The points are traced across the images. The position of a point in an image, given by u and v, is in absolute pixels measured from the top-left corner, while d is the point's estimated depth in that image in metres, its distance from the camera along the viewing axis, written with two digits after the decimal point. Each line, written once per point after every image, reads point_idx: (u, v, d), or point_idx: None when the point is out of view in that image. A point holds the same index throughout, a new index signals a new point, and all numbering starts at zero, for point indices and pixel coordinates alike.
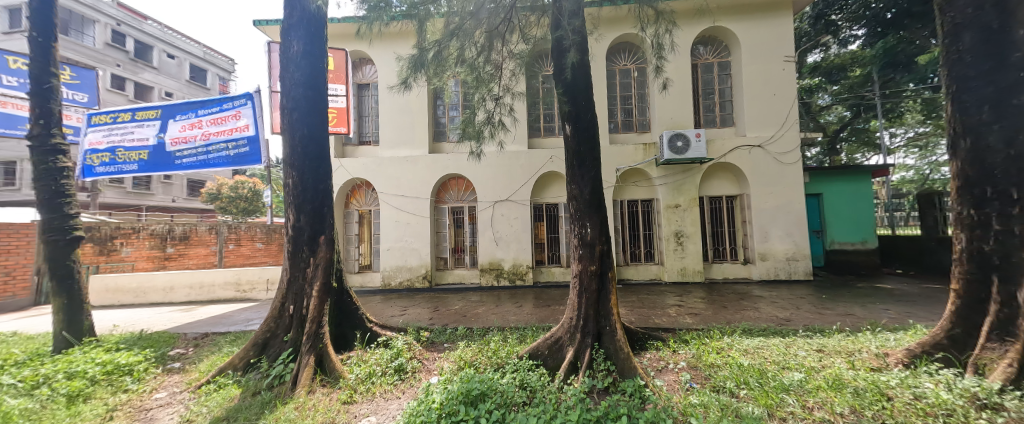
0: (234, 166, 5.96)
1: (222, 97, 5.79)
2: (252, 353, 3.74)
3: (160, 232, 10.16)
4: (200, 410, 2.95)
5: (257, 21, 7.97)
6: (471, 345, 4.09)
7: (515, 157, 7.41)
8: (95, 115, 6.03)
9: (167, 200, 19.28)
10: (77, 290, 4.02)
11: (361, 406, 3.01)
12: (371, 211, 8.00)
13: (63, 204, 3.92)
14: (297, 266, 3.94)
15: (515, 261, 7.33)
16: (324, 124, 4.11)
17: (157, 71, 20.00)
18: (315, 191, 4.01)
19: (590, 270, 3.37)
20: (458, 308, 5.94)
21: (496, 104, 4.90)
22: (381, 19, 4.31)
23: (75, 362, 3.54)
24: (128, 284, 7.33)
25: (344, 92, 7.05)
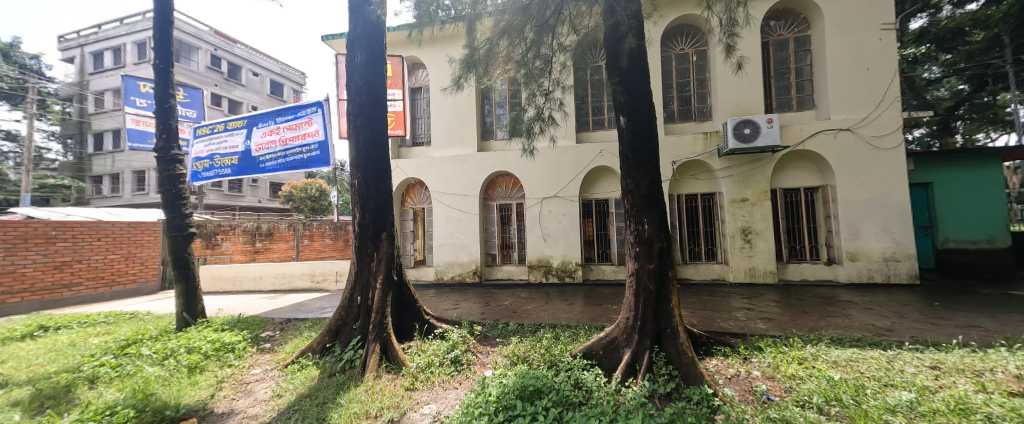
0: (307, 168, 6.57)
1: (297, 105, 6.46)
2: (326, 338, 4.11)
3: (251, 229, 11.59)
4: (288, 386, 3.32)
5: (325, 36, 8.75)
6: (523, 341, 4.13)
7: (564, 152, 7.29)
8: (200, 127, 7.14)
9: (254, 201, 21.90)
10: (192, 278, 4.73)
11: (422, 393, 3.18)
12: (425, 209, 8.39)
13: (181, 205, 4.61)
14: (363, 259, 4.25)
15: (564, 258, 7.23)
16: (383, 126, 4.37)
17: (246, 88, 22.81)
18: (377, 190, 4.29)
19: (648, 269, 3.21)
20: (508, 303, 6.02)
21: (546, 100, 4.93)
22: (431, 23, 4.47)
23: (192, 338, 4.18)
24: (228, 274, 8.48)
25: (400, 96, 7.50)
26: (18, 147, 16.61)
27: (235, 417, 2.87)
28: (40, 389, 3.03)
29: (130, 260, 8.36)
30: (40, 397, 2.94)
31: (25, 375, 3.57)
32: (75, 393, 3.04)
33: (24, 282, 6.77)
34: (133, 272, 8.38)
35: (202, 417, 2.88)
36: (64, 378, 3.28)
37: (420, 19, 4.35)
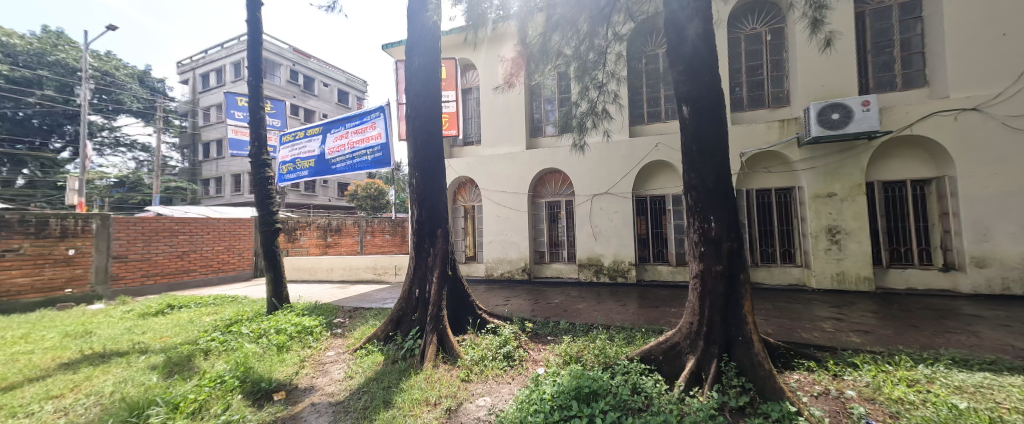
0: (370, 169, 7.02)
1: (362, 111, 6.95)
2: (389, 327, 4.38)
3: (323, 225, 12.76)
4: (358, 369, 3.60)
5: (385, 45, 9.31)
6: (575, 340, 4.06)
7: (616, 147, 6.95)
8: (284, 135, 8.01)
9: (326, 200, 24.05)
10: (279, 268, 5.31)
11: (476, 385, 3.26)
12: (475, 207, 8.58)
13: (270, 203, 5.19)
14: (421, 254, 4.47)
15: (616, 257, 6.93)
16: (439, 127, 4.53)
17: (318, 98, 25.12)
18: (433, 188, 4.47)
19: (715, 270, 2.97)
20: (559, 302, 5.94)
21: (600, 92, 5.00)
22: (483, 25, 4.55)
23: (279, 321, 4.70)
24: (305, 265, 9.43)
25: (454, 98, 7.77)
26: (150, 157, 20.01)
27: (315, 393, 3.19)
28: (169, 357, 3.62)
29: (232, 251, 9.69)
30: (170, 363, 3.52)
31: (159, 344, 4.30)
32: (194, 362, 3.59)
33: (156, 268, 8.20)
34: (234, 262, 9.72)
35: (289, 390, 3.24)
36: (186, 349, 3.89)
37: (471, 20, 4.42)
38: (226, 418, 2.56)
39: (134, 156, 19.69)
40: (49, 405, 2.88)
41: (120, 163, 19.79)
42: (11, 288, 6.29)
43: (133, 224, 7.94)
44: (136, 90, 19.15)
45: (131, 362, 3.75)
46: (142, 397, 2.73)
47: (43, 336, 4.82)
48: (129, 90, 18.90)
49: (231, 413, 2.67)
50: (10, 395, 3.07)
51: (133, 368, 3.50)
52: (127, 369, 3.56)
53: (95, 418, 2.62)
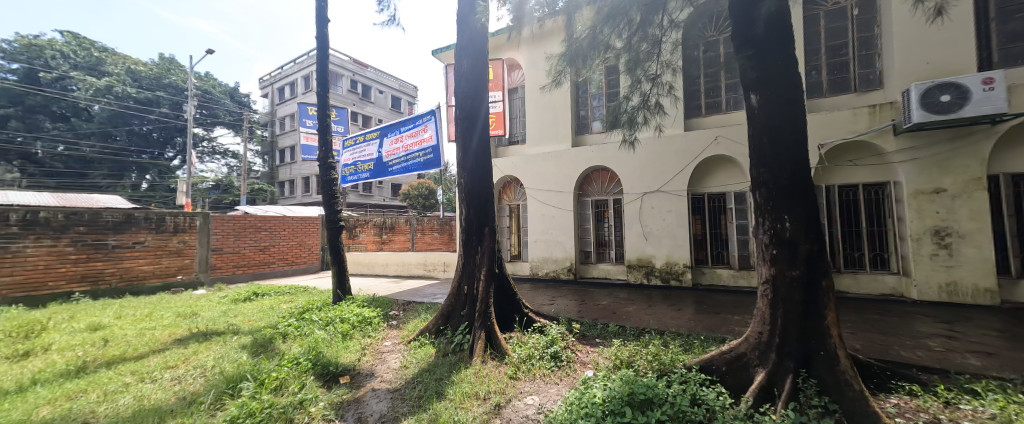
0: (422, 170, 7.28)
1: (415, 115, 7.23)
2: (439, 322, 4.52)
3: (379, 223, 13.56)
4: (412, 359, 3.76)
5: (435, 50, 9.63)
6: (626, 344, 3.88)
7: (669, 142, 6.52)
8: (347, 140, 8.62)
9: (381, 199, 25.54)
10: (343, 262, 5.70)
11: (524, 384, 3.24)
12: (520, 206, 8.58)
13: (335, 202, 5.60)
14: (469, 251, 4.54)
15: (668, 258, 6.51)
16: (486, 129, 4.57)
17: (374, 104, 26.71)
18: (481, 188, 4.52)
19: (791, 276, 2.66)
20: (606, 303, 5.73)
21: (654, 85, 4.90)
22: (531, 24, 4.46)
23: (344, 310, 5.06)
24: (364, 260, 10.11)
25: (500, 98, 7.84)
26: (239, 162, 22.73)
27: (375, 379, 3.38)
28: (255, 339, 4.07)
29: (303, 246, 11.09)
30: (257, 344, 3.95)
31: (248, 326, 4.85)
32: (275, 344, 3.99)
33: (244, 260, 9.56)
34: (305, 256, 11.12)
35: (353, 375, 3.47)
36: (268, 332, 4.34)
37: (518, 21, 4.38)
38: (302, 396, 2.81)
39: (225, 162, 22.46)
40: (167, 374, 3.39)
41: (216, 168, 22.72)
42: (139, 273, 7.82)
43: (226, 221, 9.27)
44: (229, 106, 22.27)
45: (226, 340, 4.27)
46: (235, 373, 3.11)
47: (161, 315, 5.67)
48: (223, 105, 22.02)
49: (305, 392, 2.92)
50: (139, 363, 3.65)
51: (228, 346, 3.99)
52: (223, 346, 4.06)
53: (199, 389, 3.03)
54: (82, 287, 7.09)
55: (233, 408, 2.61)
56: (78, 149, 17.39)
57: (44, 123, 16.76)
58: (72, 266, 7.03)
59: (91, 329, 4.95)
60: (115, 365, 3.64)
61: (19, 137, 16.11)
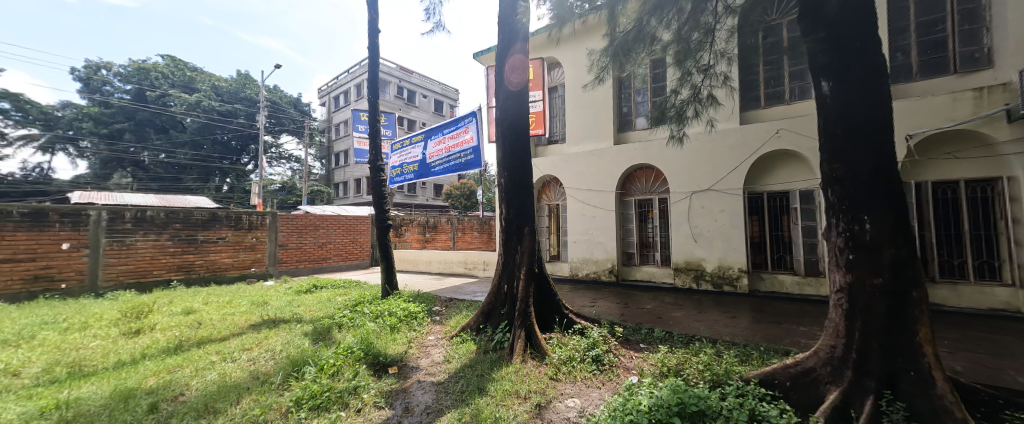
0: (463, 171, 7.40)
1: (457, 117, 7.37)
2: (480, 319, 4.55)
3: (422, 222, 14.04)
4: (454, 354, 3.82)
5: (477, 53, 9.78)
6: (673, 351, 3.66)
7: (722, 138, 6.07)
8: (395, 143, 9.02)
9: (424, 199, 26.42)
10: (390, 260, 5.95)
11: (565, 385, 3.16)
12: (560, 205, 8.45)
13: (384, 202, 5.86)
14: (509, 250, 4.53)
15: (720, 262, 6.06)
16: (525, 128, 4.53)
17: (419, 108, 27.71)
18: (520, 187, 4.48)
19: (872, 284, 2.34)
20: (651, 308, 5.45)
21: (705, 76, 4.59)
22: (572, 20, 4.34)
23: (392, 305, 5.27)
24: (409, 257, 10.55)
25: (540, 98, 7.77)
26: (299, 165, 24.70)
27: (421, 372, 3.47)
28: (316, 328, 4.38)
29: (356, 243, 11.91)
30: (317, 333, 4.25)
31: (309, 315, 5.24)
32: (332, 334, 4.25)
33: (305, 255, 10.61)
34: (358, 252, 11.94)
35: (400, 366, 3.59)
36: (326, 322, 4.64)
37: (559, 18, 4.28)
38: (355, 383, 2.97)
39: (290, 166, 24.50)
40: (244, 355, 3.75)
41: (283, 172, 24.93)
42: (222, 265, 9.06)
43: (291, 219, 10.37)
44: (293, 115, 24.29)
45: (292, 327, 4.62)
46: (299, 358, 3.37)
47: (239, 302, 6.29)
48: (288, 114, 24.04)
49: (359, 379, 3.08)
50: (223, 344, 4.07)
51: (293, 333, 4.32)
52: (290, 333, 4.39)
53: (270, 370, 3.33)
54: (179, 275, 8.40)
55: (298, 390, 2.85)
56: (174, 156, 20.13)
57: (150, 135, 19.63)
58: (171, 257, 8.34)
59: (185, 313, 5.61)
60: (204, 345, 4.10)
61: (132, 147, 18.91)
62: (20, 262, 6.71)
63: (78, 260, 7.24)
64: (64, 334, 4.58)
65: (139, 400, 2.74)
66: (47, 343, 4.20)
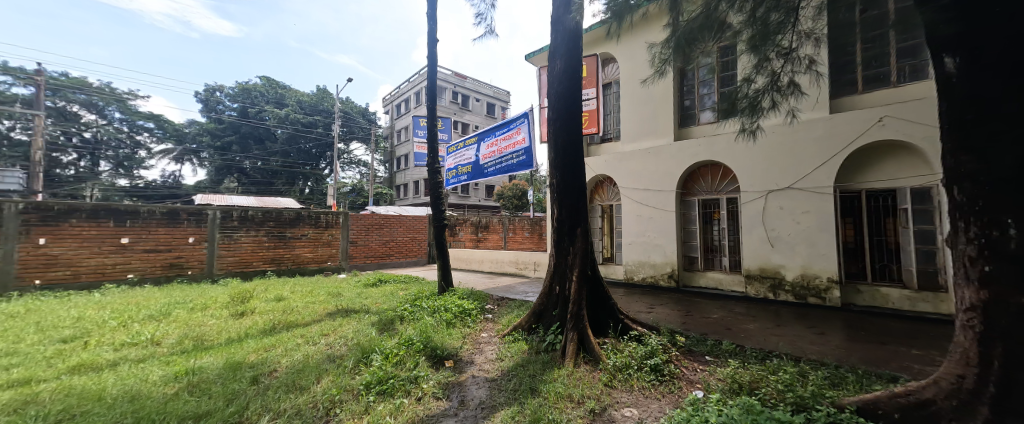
0: (515, 172, 7.39)
1: (509, 119, 7.39)
2: (532, 319, 4.49)
3: (476, 222, 14.35)
4: (507, 353, 3.80)
5: (529, 54, 9.76)
6: (745, 366, 3.29)
7: (804, 131, 5.39)
8: (451, 147, 9.33)
9: (477, 200, 27.04)
10: (446, 258, 6.12)
11: (620, 394, 2.98)
12: (614, 206, 8.11)
13: (440, 203, 6.05)
14: (561, 252, 4.41)
15: (802, 269, 5.37)
16: (579, 128, 4.38)
17: (472, 112, 28.46)
18: (573, 188, 4.34)
19: (1018, 303, 1.84)
20: (718, 317, 4.99)
21: (785, 62, 4.10)
22: (629, 12, 4.10)
23: (447, 301, 5.43)
24: (463, 256, 10.84)
25: (594, 95, 7.52)
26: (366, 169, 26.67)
27: (474, 367, 3.50)
28: (382, 319, 4.65)
29: (416, 241, 12.53)
30: (383, 324, 4.52)
31: (375, 307, 5.57)
32: (395, 325, 4.48)
33: (372, 251, 11.41)
34: (417, 250, 12.56)
35: (455, 360, 3.66)
36: (391, 314, 4.91)
37: (616, 11, 4.08)
38: (416, 373, 3.07)
39: (358, 170, 26.56)
40: (323, 339, 4.07)
41: (353, 175, 27.17)
42: (304, 259, 10.04)
43: (360, 219, 11.21)
44: (362, 123, 26.35)
45: (361, 317, 4.96)
46: (368, 345, 3.58)
47: (318, 292, 6.92)
48: (356, 122, 26.05)
49: (419, 369, 3.17)
50: (306, 329, 4.48)
51: (363, 323, 4.64)
52: (360, 322, 4.71)
53: (344, 354, 3.59)
54: (272, 266, 9.51)
55: (367, 375, 3.02)
56: (268, 164, 23.06)
57: (251, 146, 22.72)
58: (266, 250, 9.44)
59: (277, 299, 6.30)
60: (291, 328, 4.54)
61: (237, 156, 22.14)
62: (160, 251, 8.15)
63: (200, 252, 8.60)
64: (190, 313, 5.39)
65: (243, 373, 3.13)
66: (178, 320, 4.98)
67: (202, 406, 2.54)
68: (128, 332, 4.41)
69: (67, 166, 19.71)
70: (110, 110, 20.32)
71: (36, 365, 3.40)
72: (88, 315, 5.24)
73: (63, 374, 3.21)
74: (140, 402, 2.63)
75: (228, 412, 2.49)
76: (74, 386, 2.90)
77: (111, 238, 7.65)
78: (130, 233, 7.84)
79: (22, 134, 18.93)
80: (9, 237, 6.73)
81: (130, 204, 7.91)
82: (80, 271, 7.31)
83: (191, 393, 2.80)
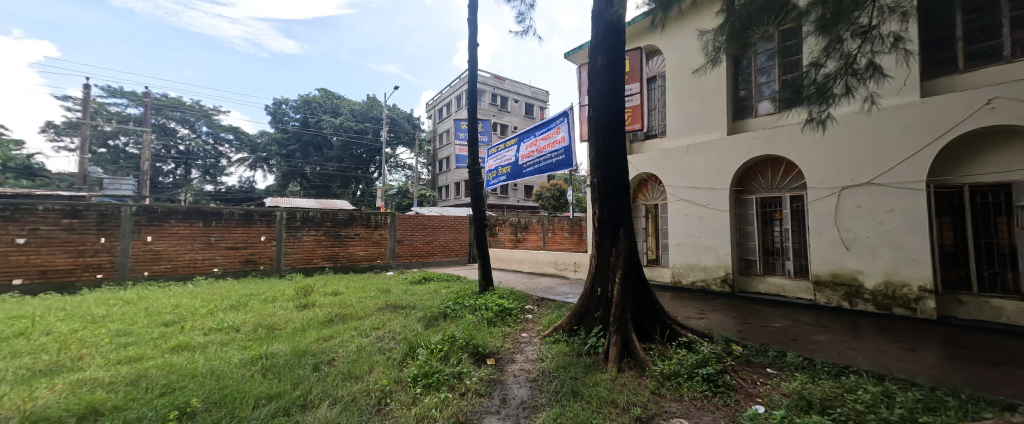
0: (555, 171, 7.27)
1: (548, 119, 7.29)
2: (572, 321, 4.37)
3: (515, 223, 14.36)
4: (548, 354, 3.72)
5: (568, 53, 9.59)
6: (815, 382, 2.95)
7: (885, 120, 4.78)
8: (491, 148, 9.41)
9: (516, 201, 27.15)
10: (486, 257, 6.16)
11: (669, 403, 2.78)
12: (659, 205, 7.73)
13: (480, 203, 6.09)
14: (602, 253, 4.24)
15: (883, 275, 4.77)
16: (622, 124, 4.20)
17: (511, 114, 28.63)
18: (616, 187, 4.16)
19: None
20: (781, 327, 4.55)
21: (862, 41, 3.60)
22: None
23: (488, 300, 5.45)
24: (504, 256, 10.89)
25: (638, 90, 7.21)
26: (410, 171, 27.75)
27: (515, 367, 3.46)
28: (428, 316, 4.77)
29: (457, 241, 12.79)
30: (428, 320, 4.63)
31: (421, 303, 5.73)
32: (440, 322, 4.57)
33: (418, 250, 11.81)
34: (459, 249, 12.82)
35: (497, 358, 3.65)
36: (436, 311, 5.02)
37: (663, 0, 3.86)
38: (460, 369, 3.08)
39: (404, 173, 27.71)
40: (374, 332, 4.25)
41: (399, 177, 28.41)
42: (356, 257, 10.61)
43: (407, 219, 11.64)
44: (407, 128, 27.45)
45: (409, 313, 5.12)
46: (415, 340, 3.66)
47: (368, 288, 7.27)
48: (402, 127, 27.20)
49: (462, 366, 3.19)
50: (359, 322, 4.71)
51: (411, 318, 4.79)
52: (408, 317, 4.87)
53: (393, 347, 3.71)
54: (329, 263, 10.17)
55: (414, 367, 3.10)
56: (326, 169, 24.75)
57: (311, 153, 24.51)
58: (323, 249, 10.11)
59: (333, 294, 6.70)
60: (346, 321, 4.79)
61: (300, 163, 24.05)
62: (239, 248, 8.99)
63: (271, 248, 9.39)
64: (262, 304, 5.89)
65: (306, 360, 3.34)
66: (253, 310, 5.45)
67: (273, 389, 2.73)
68: (214, 319, 4.90)
69: (167, 174, 22.55)
70: (198, 123, 23.01)
71: (145, 344, 3.88)
72: (184, 303, 5.93)
73: (165, 352, 3.63)
74: (224, 380, 2.90)
75: (294, 395, 2.65)
76: (174, 364, 3.26)
77: (201, 236, 8.56)
78: (216, 232, 8.73)
79: (134, 148, 21.91)
80: (125, 235, 7.78)
81: (215, 206, 8.81)
82: (176, 265, 8.27)
83: (264, 376, 3.03)
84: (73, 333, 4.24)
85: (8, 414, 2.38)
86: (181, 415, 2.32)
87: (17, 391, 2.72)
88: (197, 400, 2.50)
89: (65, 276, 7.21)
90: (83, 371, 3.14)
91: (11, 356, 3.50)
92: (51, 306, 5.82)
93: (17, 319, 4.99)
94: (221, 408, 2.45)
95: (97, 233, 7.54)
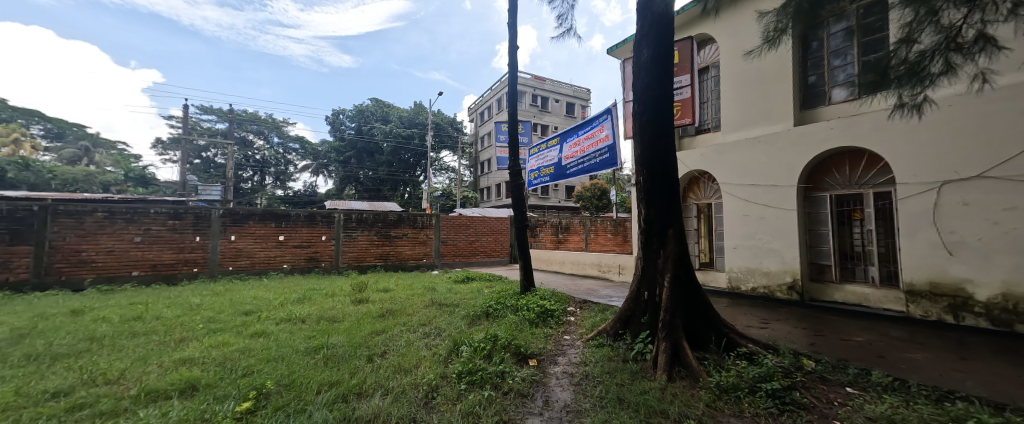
0: (598, 171, 7.03)
1: (591, 117, 7.07)
2: (618, 325, 4.16)
3: (555, 223, 14.15)
4: (591, 358, 3.56)
5: (612, 48, 9.25)
6: (912, 407, 2.53)
7: (1000, 102, 4.07)
8: (533, 149, 9.35)
9: (556, 201, 26.91)
10: (526, 258, 6.09)
11: (728, 418, 2.52)
12: (712, 205, 7.21)
13: (522, 204, 6.02)
14: (649, 255, 3.99)
15: (998, 284, 4.05)
16: (670, 119, 3.93)
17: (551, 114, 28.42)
18: (665, 185, 3.90)
19: None
20: (861, 341, 4.02)
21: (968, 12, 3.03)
22: None
23: (530, 300, 5.36)
24: (546, 257, 10.76)
25: (688, 82, 6.77)
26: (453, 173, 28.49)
27: (557, 370, 3.34)
28: (473, 315, 4.79)
29: (498, 241, 12.83)
30: (473, 319, 4.65)
31: (464, 302, 5.77)
32: (484, 321, 4.56)
33: (460, 250, 12.02)
34: (499, 249, 12.86)
35: (539, 359, 3.55)
36: (479, 310, 5.02)
37: None
38: (503, 368, 3.03)
39: (447, 175, 28.52)
40: (421, 328, 4.35)
41: (442, 180, 29.29)
42: (402, 256, 11.02)
43: (449, 220, 11.88)
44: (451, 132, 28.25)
45: (454, 311, 5.19)
46: (460, 337, 3.69)
47: (415, 286, 7.51)
48: (446, 130, 28.00)
49: (505, 365, 3.13)
50: (407, 318, 4.86)
51: (456, 316, 4.84)
52: (453, 315, 4.93)
53: (439, 343, 3.76)
54: (379, 262, 10.66)
55: (459, 364, 3.09)
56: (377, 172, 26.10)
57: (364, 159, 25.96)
58: (373, 248, 10.61)
59: (383, 290, 6.99)
60: (395, 316, 4.96)
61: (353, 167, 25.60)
62: (303, 247, 9.69)
63: (330, 247, 10.02)
64: (323, 298, 6.28)
65: (361, 352, 3.47)
66: (315, 303, 5.82)
67: (334, 376, 2.86)
68: (284, 310, 5.29)
69: (246, 180, 25.13)
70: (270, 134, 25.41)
71: (229, 330, 4.28)
72: (259, 295, 6.51)
73: (245, 338, 3.98)
74: (293, 366, 3.09)
75: (351, 384, 2.75)
76: (253, 349, 3.55)
77: (273, 236, 9.34)
78: (285, 232, 9.48)
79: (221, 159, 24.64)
80: (214, 234, 8.70)
81: (284, 209, 9.54)
82: (253, 261, 9.09)
83: (326, 364, 3.19)
84: (175, 319, 4.78)
85: (128, 385, 2.70)
86: (258, 394, 2.50)
87: (134, 366, 3.08)
88: (271, 383, 2.67)
89: (170, 269, 8.22)
90: (184, 350, 3.52)
91: (131, 335, 4.02)
92: (158, 295, 6.67)
93: (135, 305, 5.77)
94: (291, 391, 2.60)
95: (193, 232, 8.49)
